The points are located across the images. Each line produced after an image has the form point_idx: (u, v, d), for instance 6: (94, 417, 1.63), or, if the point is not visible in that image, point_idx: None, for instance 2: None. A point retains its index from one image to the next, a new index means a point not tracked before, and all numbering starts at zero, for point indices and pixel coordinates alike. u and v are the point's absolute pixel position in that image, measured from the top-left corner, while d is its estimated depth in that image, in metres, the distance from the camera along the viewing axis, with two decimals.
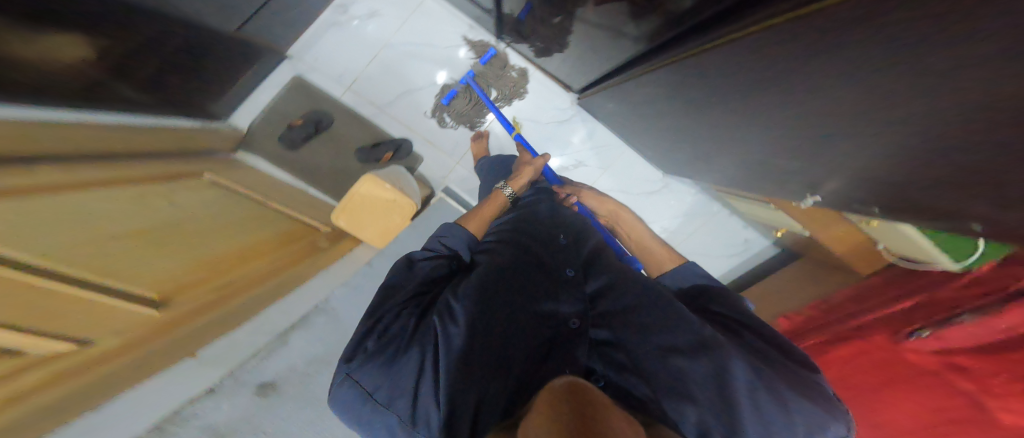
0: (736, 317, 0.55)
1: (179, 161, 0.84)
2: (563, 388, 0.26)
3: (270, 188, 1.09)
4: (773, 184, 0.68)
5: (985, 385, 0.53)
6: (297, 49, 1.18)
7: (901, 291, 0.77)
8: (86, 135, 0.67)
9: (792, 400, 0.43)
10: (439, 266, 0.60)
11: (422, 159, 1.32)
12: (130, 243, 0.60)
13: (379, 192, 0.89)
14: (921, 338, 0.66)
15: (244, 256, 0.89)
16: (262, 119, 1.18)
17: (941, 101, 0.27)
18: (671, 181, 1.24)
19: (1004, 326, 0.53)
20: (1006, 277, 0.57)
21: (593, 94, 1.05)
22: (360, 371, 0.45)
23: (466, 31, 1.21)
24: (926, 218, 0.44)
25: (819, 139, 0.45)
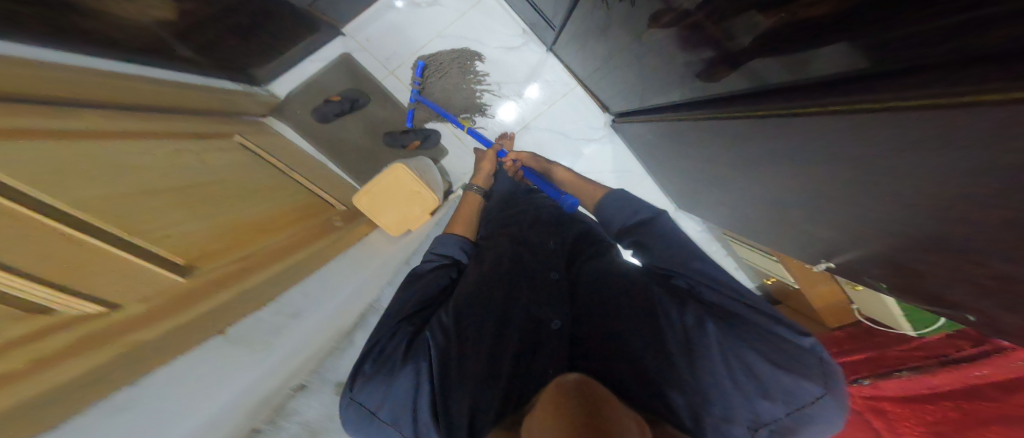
0: (706, 284, 0.52)
1: (217, 120, 0.94)
2: (573, 386, 0.32)
3: (291, 155, 1.12)
4: (783, 234, 0.73)
5: (892, 426, 0.60)
6: (353, 26, 1.27)
7: (857, 346, 0.82)
8: (119, 87, 0.73)
9: (772, 375, 0.42)
10: (432, 282, 0.64)
11: (446, 153, 1.37)
12: (166, 201, 0.61)
13: (407, 181, 0.95)
14: (860, 384, 0.71)
15: (279, 221, 0.90)
16: (303, 88, 1.29)
17: (950, 182, 0.31)
18: (681, 215, 1.29)
19: (933, 384, 0.59)
20: (948, 346, 0.61)
21: (632, 122, 1.10)
22: (361, 393, 0.48)
23: (519, 35, 1.27)
24: (927, 295, 0.48)
25: (832, 200, 0.50)
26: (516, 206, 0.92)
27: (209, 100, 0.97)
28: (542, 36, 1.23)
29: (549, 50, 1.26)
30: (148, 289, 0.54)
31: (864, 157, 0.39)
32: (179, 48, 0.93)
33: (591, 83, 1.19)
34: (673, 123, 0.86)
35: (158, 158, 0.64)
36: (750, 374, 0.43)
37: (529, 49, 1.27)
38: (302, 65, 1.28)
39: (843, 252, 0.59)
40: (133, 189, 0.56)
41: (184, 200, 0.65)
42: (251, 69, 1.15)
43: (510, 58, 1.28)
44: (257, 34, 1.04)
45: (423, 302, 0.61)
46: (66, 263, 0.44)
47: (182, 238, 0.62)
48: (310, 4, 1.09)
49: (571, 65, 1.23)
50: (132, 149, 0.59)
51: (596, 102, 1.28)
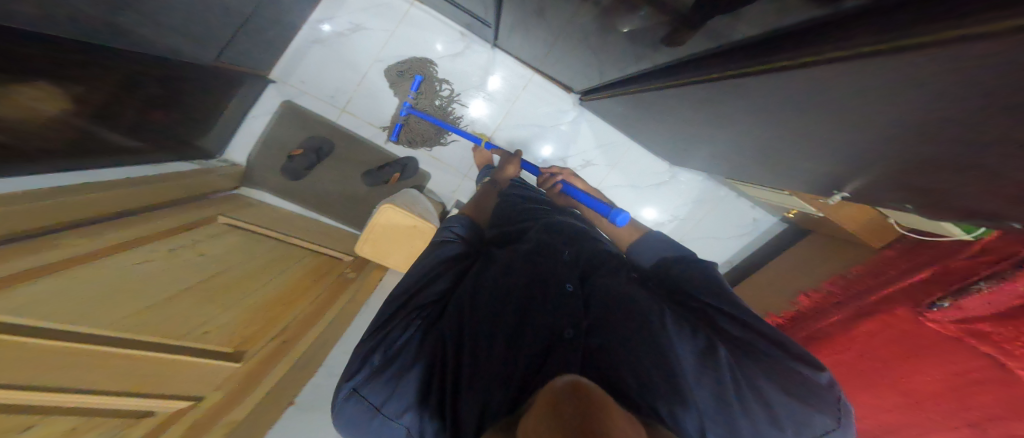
0: (726, 309, 0.49)
1: (194, 209, 0.89)
2: (564, 389, 0.30)
3: (276, 219, 1.07)
4: (786, 173, 0.71)
5: (1004, 348, 0.51)
6: (281, 71, 1.21)
7: (914, 264, 0.73)
8: (102, 200, 0.70)
9: (774, 401, 0.41)
10: (441, 278, 0.63)
11: (429, 175, 1.32)
12: (187, 296, 0.58)
13: (400, 219, 0.90)
14: (941, 309, 0.60)
15: (304, 283, 0.86)
16: (260, 147, 1.24)
17: (951, 115, 0.29)
18: (677, 170, 1.29)
19: (1022, 291, 0.49)
20: (1010, 246, 0.53)
21: (603, 99, 1.06)
22: (365, 387, 0.50)
23: (458, 39, 1.20)
24: (957, 210, 0.46)
25: (829, 139, 0.48)
26: (526, 215, 0.86)
27: (172, 190, 0.90)
28: (481, 34, 1.16)
29: (493, 45, 1.19)
30: (210, 379, 0.53)
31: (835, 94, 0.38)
32: (115, 137, 0.83)
33: (546, 67, 1.15)
34: (643, 93, 0.83)
35: (156, 268, 0.58)
36: (769, 410, 0.40)
37: (473, 50, 1.21)
38: (246, 123, 1.24)
39: (851, 180, 0.57)
40: (146, 301, 0.52)
41: (206, 296, 0.61)
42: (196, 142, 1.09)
43: (457, 64, 1.22)
44: (183, 100, 0.96)
45: (435, 295, 0.60)
46: (120, 378, 0.42)
47: (222, 330, 0.59)
48: (218, 59, 0.99)
49: (521, 57, 1.17)
50: (121, 259, 0.55)
51: (557, 86, 1.23)
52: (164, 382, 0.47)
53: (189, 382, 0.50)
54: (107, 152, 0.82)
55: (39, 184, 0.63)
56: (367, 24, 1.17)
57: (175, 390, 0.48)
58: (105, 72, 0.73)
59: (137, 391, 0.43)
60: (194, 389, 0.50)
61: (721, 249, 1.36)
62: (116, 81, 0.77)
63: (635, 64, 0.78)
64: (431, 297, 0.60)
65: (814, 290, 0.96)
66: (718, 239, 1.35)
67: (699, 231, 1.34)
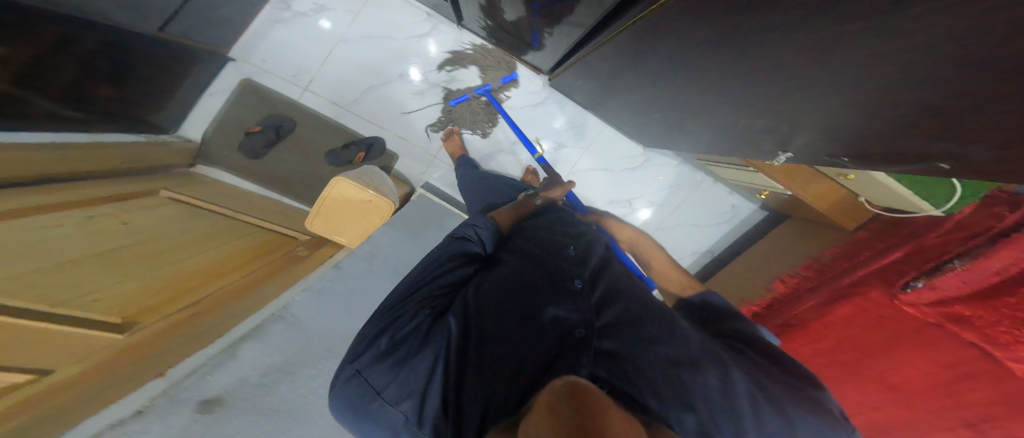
0: (742, 338, 0.55)
1: (135, 180, 0.81)
2: (563, 389, 0.26)
3: (233, 198, 1.00)
4: (750, 145, 0.69)
5: (987, 334, 0.48)
6: (240, 50, 1.12)
7: (887, 245, 0.71)
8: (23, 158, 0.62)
9: (795, 417, 0.42)
10: (455, 267, 0.60)
11: (398, 156, 1.26)
12: (88, 262, 0.51)
13: (353, 192, 0.87)
14: (915, 289, 0.58)
15: (232, 263, 0.79)
16: (218, 126, 1.15)
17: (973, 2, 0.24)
18: (652, 154, 1.25)
19: (998, 266, 0.49)
20: (985, 219, 0.55)
21: (563, 73, 1.03)
22: (368, 370, 0.45)
23: (425, 20, 1.15)
24: (905, 161, 0.45)
25: (806, 79, 0.43)
26: (542, 215, 0.84)
27: (108, 160, 0.82)
28: (446, 14, 1.11)
29: (459, 26, 1.14)
30: (88, 352, 0.47)
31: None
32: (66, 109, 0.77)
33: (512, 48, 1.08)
34: (605, 48, 0.77)
35: (78, 231, 0.52)
36: (786, 421, 0.41)
37: (441, 31, 1.16)
38: (202, 100, 1.14)
39: (819, 145, 0.54)
40: (42, 264, 0.45)
41: (110, 264, 0.54)
42: (151, 116, 0.99)
43: (422, 46, 1.16)
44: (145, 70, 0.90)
45: (447, 286, 0.57)
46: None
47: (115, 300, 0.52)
48: (162, 30, 0.90)
49: (487, 37, 1.12)
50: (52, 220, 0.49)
51: (527, 67, 1.18)
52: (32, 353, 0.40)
53: (54, 356, 0.43)
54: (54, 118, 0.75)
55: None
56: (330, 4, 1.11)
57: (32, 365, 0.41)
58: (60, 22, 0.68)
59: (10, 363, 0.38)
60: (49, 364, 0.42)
61: (700, 237, 1.32)
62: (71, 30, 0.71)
63: (590, 20, 0.72)
64: (444, 286, 0.57)
65: (789, 276, 0.93)
66: (695, 227, 1.31)
67: (677, 219, 1.31)
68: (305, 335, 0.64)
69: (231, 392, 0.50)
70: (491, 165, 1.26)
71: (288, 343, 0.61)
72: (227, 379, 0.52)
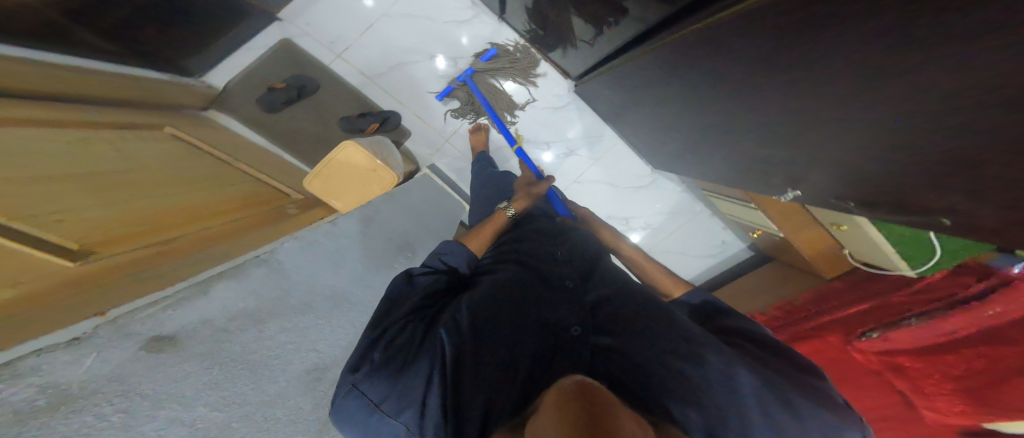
0: (747, 334, 0.54)
1: (145, 115, 0.82)
2: (572, 389, 0.27)
3: (238, 147, 1.00)
4: (755, 177, 0.70)
5: (916, 384, 0.55)
6: (289, 11, 1.11)
7: (858, 295, 0.74)
8: (31, 74, 0.62)
9: (801, 406, 0.43)
10: (438, 280, 0.60)
11: (408, 132, 1.27)
12: (73, 191, 0.51)
13: (357, 160, 0.85)
14: (869, 339, 0.62)
15: (222, 208, 0.80)
16: (242, 76, 1.15)
17: (985, 82, 0.25)
18: (659, 177, 1.23)
19: (948, 330, 0.52)
20: (950, 286, 0.56)
21: (592, 80, 0.98)
22: (365, 382, 0.43)
23: (468, 7, 1.12)
24: (903, 215, 0.46)
25: (816, 123, 0.44)
26: (532, 219, 0.86)
27: (127, 92, 0.84)
28: (490, 3, 1.09)
29: (500, 19, 1.12)
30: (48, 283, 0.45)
31: (861, 41, 0.31)
32: (88, 37, 0.78)
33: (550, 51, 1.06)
34: (630, 65, 0.76)
35: (62, 152, 0.52)
36: (791, 413, 0.43)
37: (480, 20, 1.14)
38: (238, 53, 1.13)
39: (825, 186, 0.55)
40: (11, 176, 0.44)
41: (92, 190, 0.54)
42: (179, 59, 1.01)
43: (462, 33, 1.15)
44: (191, 15, 0.92)
45: (433, 299, 0.57)
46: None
47: (85, 223, 0.51)
48: None
49: (525, 34, 1.09)
50: (44, 140, 0.49)
51: (556, 69, 1.15)
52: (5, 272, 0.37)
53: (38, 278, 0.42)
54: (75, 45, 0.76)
55: None
56: None
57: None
58: None
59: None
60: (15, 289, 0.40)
61: (686, 266, 1.33)
62: None
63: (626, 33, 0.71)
64: (428, 300, 0.56)
65: (760, 313, 0.98)
66: (685, 255, 1.32)
67: (669, 245, 1.30)
68: (285, 281, 0.63)
69: (191, 330, 0.46)
70: (508, 165, 1.30)
71: (263, 289, 0.59)
72: (189, 317, 0.47)
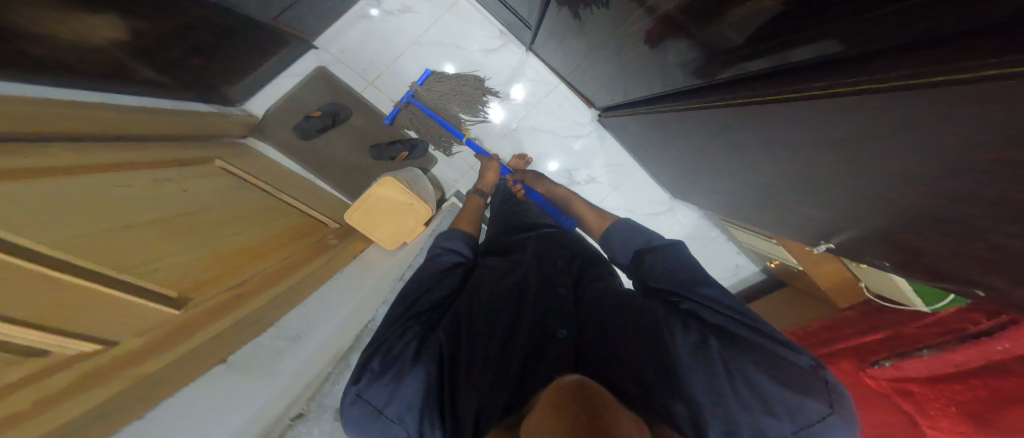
0: (725, 310, 0.53)
1: (197, 147, 0.88)
2: (572, 394, 0.32)
3: (278, 176, 1.06)
4: (776, 217, 0.75)
5: (925, 408, 0.59)
6: (325, 39, 1.23)
7: (869, 325, 0.80)
8: (108, 117, 0.70)
9: (762, 382, 0.45)
10: (439, 284, 0.66)
11: (435, 161, 1.33)
12: (145, 232, 0.57)
13: (396, 194, 0.91)
14: (882, 366, 0.68)
15: (268, 246, 0.85)
16: (282, 103, 1.23)
17: (971, 171, 0.30)
18: (677, 203, 1.31)
19: (959, 361, 0.57)
20: (964, 321, 0.60)
21: (621, 115, 1.08)
22: (368, 391, 0.49)
23: (496, 36, 1.24)
24: (934, 278, 0.53)
25: (828, 182, 0.50)
26: (523, 223, 0.93)
27: (183, 126, 0.91)
28: (519, 36, 1.20)
29: (528, 49, 1.23)
30: (133, 323, 0.52)
31: (855, 122, 0.37)
32: (145, 71, 0.84)
33: (575, 79, 1.17)
34: (662, 114, 0.84)
35: (136, 192, 0.58)
36: (755, 391, 0.45)
37: (508, 49, 1.24)
38: (278, 81, 1.24)
39: (843, 234, 0.60)
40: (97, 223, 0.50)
41: (166, 232, 0.61)
42: (223, 89, 1.08)
43: (490, 60, 1.25)
44: (232, 50, 0.99)
45: (433, 304, 0.63)
46: (35, 303, 0.41)
47: (163, 264, 0.58)
48: (274, 19, 1.03)
49: (553, 64, 1.20)
50: (112, 182, 0.55)
51: (580, 98, 1.26)
52: (63, 309, 0.44)
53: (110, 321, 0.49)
54: (135, 80, 0.83)
55: (59, 95, 0.64)
56: (416, 8, 1.22)
57: (75, 329, 0.45)
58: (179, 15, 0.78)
59: (63, 330, 0.44)
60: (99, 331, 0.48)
61: None
62: (185, 20, 0.80)
63: (658, 80, 0.80)
64: (430, 305, 0.63)
65: None
66: None
67: None
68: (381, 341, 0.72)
69: None
70: None
71: None
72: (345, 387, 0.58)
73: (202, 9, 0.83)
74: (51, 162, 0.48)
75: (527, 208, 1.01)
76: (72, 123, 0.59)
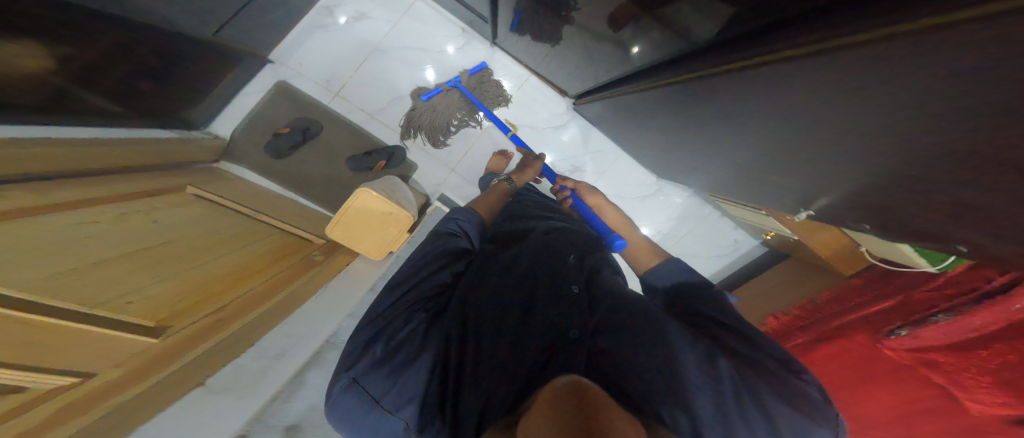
0: (737, 329, 0.53)
1: (166, 174, 0.84)
2: (565, 395, 0.30)
3: (254, 197, 1.01)
4: (759, 193, 0.73)
5: (955, 379, 0.53)
6: (281, 52, 1.19)
7: (876, 292, 0.79)
8: (70, 150, 0.67)
9: (774, 408, 0.43)
10: (444, 271, 0.61)
11: (416, 166, 1.28)
12: (125, 264, 0.54)
13: (374, 204, 0.87)
14: (898, 337, 0.64)
15: (256, 266, 0.82)
16: (246, 124, 1.19)
17: (947, 129, 0.27)
18: (664, 184, 1.29)
19: (979, 324, 0.53)
20: (976, 279, 0.57)
21: (590, 102, 1.08)
22: (366, 377, 0.47)
23: (458, 34, 1.22)
24: (915, 238, 0.50)
25: (807, 154, 0.48)
26: (536, 213, 0.90)
27: (146, 152, 0.87)
28: (481, 31, 1.18)
29: (492, 44, 1.22)
30: (112, 355, 0.48)
31: (825, 83, 0.35)
32: (95, 99, 0.79)
33: (543, 70, 1.15)
34: (631, 95, 0.83)
35: (106, 224, 0.54)
36: (765, 414, 0.43)
37: (471, 46, 1.22)
38: (239, 99, 1.19)
39: (831, 207, 0.58)
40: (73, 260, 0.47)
41: (142, 262, 0.57)
42: (182, 111, 1.04)
43: (455, 59, 1.23)
44: (180, 68, 0.94)
45: (438, 287, 0.60)
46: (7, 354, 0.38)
47: (145, 292, 0.55)
48: (217, 34, 0.97)
49: (517, 55, 1.19)
50: (75, 215, 0.51)
51: (551, 88, 1.23)
52: (48, 354, 0.41)
53: (83, 358, 0.45)
54: (86, 111, 0.79)
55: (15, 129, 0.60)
56: (371, 13, 1.19)
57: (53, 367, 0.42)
58: (110, 34, 0.74)
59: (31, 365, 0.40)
60: (84, 365, 0.45)
61: (702, 268, 1.35)
62: (117, 37, 0.75)
63: (625, 58, 0.78)
64: (435, 286, 0.59)
65: (783, 313, 1.02)
66: (699, 257, 1.34)
67: (683, 248, 1.32)
68: None
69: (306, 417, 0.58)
70: None
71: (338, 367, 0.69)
72: (301, 403, 0.58)
73: (133, 27, 0.78)
74: (18, 204, 0.45)
75: (533, 198, 1.02)
76: (38, 156, 0.57)
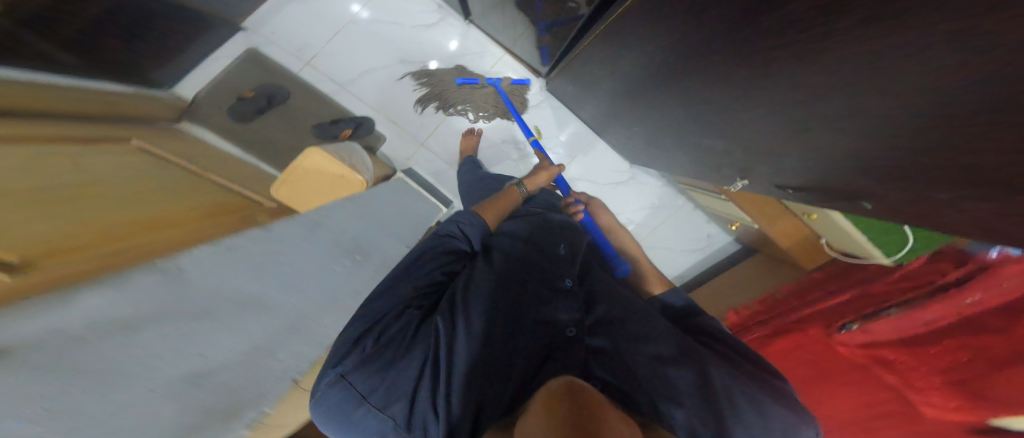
0: (717, 335, 0.60)
1: (114, 127, 0.77)
2: (561, 392, 0.25)
3: (208, 159, 0.94)
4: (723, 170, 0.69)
5: (907, 379, 0.50)
6: (255, 20, 1.14)
7: (836, 286, 0.77)
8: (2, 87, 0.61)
9: (766, 404, 0.47)
10: (443, 267, 0.55)
11: (384, 138, 1.23)
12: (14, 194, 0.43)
13: (323, 166, 0.82)
14: (849, 331, 0.61)
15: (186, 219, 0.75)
16: (212, 88, 1.11)
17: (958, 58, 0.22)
18: (638, 171, 1.24)
19: (929, 319, 0.51)
20: (932, 273, 0.56)
21: (553, 78, 1.05)
22: (355, 373, 0.41)
23: (434, 10, 1.18)
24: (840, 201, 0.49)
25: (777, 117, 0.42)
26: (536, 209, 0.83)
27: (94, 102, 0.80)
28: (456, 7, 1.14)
29: (468, 21, 1.18)
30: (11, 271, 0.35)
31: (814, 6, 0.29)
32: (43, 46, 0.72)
33: (517, 48, 1.12)
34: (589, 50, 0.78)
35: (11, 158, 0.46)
36: (757, 409, 0.47)
37: (447, 23, 1.18)
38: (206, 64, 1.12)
39: (789, 175, 0.54)
40: None
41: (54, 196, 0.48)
42: (149, 71, 0.98)
43: (429, 36, 1.18)
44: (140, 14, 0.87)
45: (435, 284, 0.54)
46: None
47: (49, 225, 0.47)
48: None
49: (491, 32, 1.15)
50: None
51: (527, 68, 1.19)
52: None
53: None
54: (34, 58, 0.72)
55: None
56: None
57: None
58: None
59: None
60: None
61: (676, 263, 1.30)
62: None
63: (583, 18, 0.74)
64: (433, 281, 0.53)
65: (744, 307, 0.99)
66: (673, 251, 1.29)
67: (656, 241, 1.28)
68: (190, 290, 0.44)
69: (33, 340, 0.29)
70: (497, 168, 1.23)
71: (170, 300, 0.41)
72: (35, 326, 0.29)
73: None
74: None
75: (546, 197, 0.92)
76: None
